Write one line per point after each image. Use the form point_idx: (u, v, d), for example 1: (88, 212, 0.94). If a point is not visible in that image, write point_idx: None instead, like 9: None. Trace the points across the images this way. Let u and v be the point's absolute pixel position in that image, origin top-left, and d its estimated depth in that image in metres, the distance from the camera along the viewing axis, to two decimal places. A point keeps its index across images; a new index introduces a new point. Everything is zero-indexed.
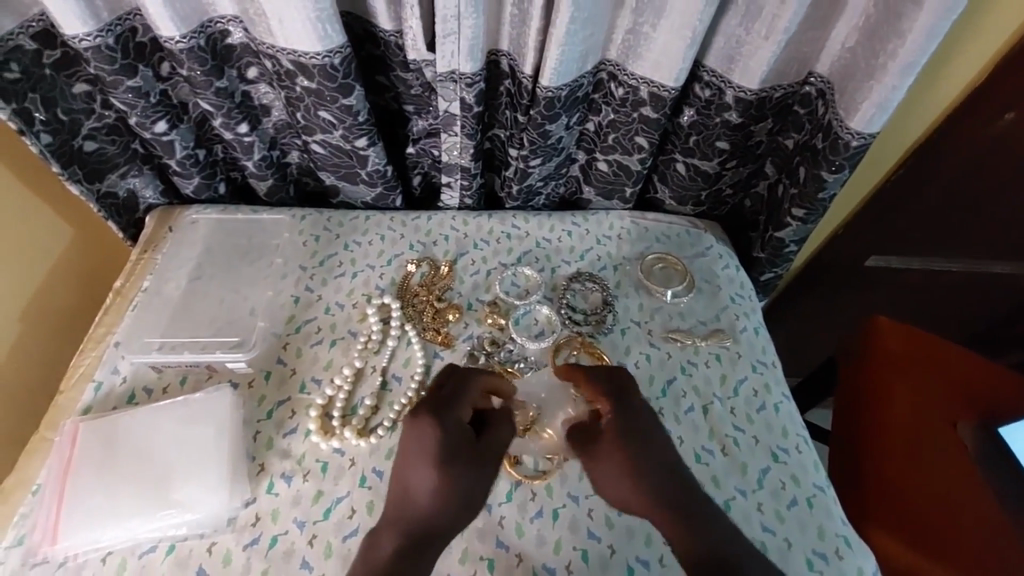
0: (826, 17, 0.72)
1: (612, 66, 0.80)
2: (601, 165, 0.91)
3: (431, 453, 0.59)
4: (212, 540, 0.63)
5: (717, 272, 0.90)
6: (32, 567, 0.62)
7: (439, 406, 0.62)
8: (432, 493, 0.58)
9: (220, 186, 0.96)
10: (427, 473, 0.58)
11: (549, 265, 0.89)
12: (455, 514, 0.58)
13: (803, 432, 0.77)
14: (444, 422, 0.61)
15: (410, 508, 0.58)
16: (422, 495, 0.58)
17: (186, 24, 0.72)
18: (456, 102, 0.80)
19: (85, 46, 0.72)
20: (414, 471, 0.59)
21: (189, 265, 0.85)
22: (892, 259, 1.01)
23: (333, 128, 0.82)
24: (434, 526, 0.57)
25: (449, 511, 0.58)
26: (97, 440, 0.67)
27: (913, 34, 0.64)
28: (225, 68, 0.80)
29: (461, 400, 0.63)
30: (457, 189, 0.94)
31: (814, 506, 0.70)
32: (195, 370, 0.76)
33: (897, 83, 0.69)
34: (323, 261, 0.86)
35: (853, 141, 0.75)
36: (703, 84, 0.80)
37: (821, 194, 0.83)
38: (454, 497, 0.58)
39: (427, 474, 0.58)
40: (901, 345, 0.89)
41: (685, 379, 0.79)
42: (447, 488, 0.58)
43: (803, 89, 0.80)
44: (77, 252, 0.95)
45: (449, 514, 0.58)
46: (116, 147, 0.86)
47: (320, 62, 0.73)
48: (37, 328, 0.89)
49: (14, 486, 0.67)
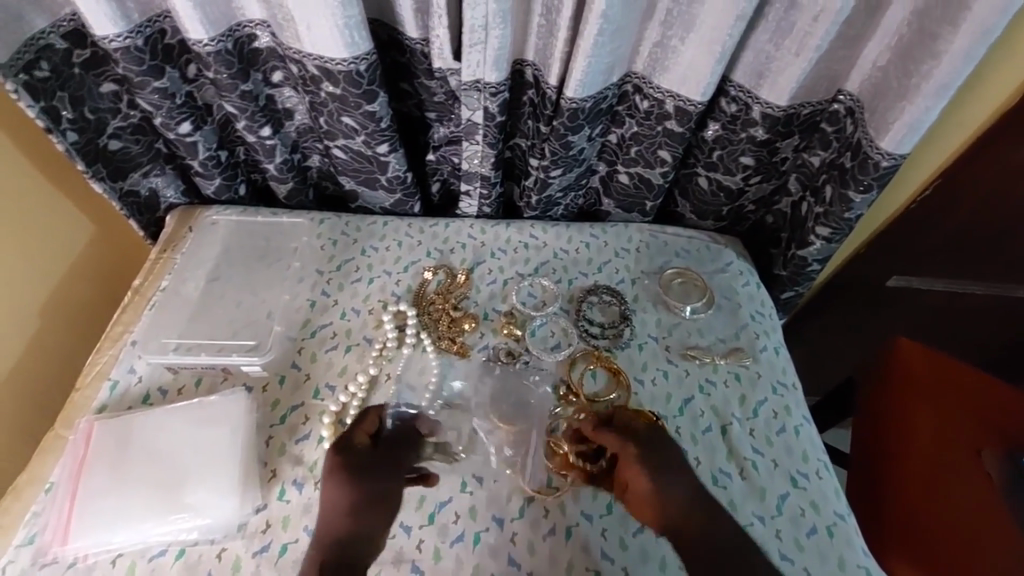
0: (859, 36, 0.71)
1: (637, 79, 0.79)
2: (622, 177, 0.91)
3: (338, 473, 0.62)
4: (223, 546, 0.63)
5: (737, 289, 0.89)
6: (41, 567, 0.62)
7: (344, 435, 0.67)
8: (344, 507, 0.60)
9: (240, 187, 0.96)
10: (342, 488, 0.61)
11: (566, 277, 0.88)
12: (380, 515, 0.62)
13: (824, 457, 0.75)
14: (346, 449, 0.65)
15: (332, 520, 0.60)
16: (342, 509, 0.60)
17: (216, 27, 0.73)
18: (480, 111, 0.79)
19: (115, 46, 0.73)
20: (329, 495, 0.61)
21: (208, 266, 0.86)
22: (915, 280, 0.99)
23: (355, 133, 0.82)
24: (360, 530, 0.60)
25: (367, 514, 0.61)
26: (110, 439, 0.67)
27: (948, 56, 0.63)
28: (251, 72, 0.80)
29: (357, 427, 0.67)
30: (476, 198, 0.94)
31: (834, 534, 0.68)
32: (211, 371, 0.76)
33: (931, 104, 0.67)
34: (339, 265, 0.86)
35: (883, 161, 0.74)
36: (730, 99, 0.79)
37: (848, 214, 0.82)
38: (368, 502, 0.61)
39: (342, 493, 0.61)
40: (927, 371, 0.86)
41: (703, 399, 0.78)
42: (356, 496, 0.61)
43: (831, 107, 0.79)
44: (97, 248, 0.96)
45: (369, 517, 0.61)
46: (140, 146, 0.87)
47: (346, 68, 0.73)
48: (56, 324, 0.90)
49: (27, 484, 0.67)
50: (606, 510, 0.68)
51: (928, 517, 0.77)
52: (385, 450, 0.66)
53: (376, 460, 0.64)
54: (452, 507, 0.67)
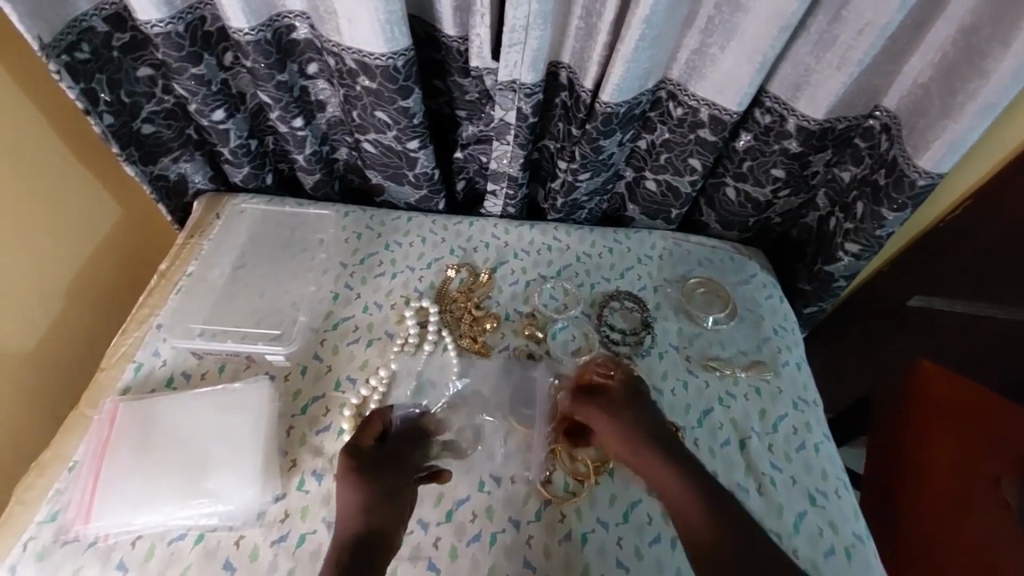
0: (902, 52, 0.70)
1: (672, 85, 0.79)
2: (649, 183, 0.90)
3: (350, 475, 0.60)
4: (241, 533, 0.63)
5: (760, 302, 0.88)
6: (62, 545, 0.62)
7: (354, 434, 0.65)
8: (359, 509, 0.58)
9: (268, 177, 0.96)
10: (354, 489, 0.59)
11: (589, 281, 0.88)
12: (392, 519, 0.59)
13: (843, 476, 0.75)
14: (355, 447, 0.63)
15: (346, 522, 0.57)
16: (353, 509, 0.58)
17: (256, 16, 0.73)
18: (513, 111, 0.79)
19: (156, 32, 0.73)
20: (344, 497, 0.59)
21: (235, 253, 0.86)
22: (938, 300, 0.98)
23: (387, 128, 0.82)
24: (374, 533, 0.57)
25: (379, 517, 0.58)
26: (134, 421, 0.68)
27: (996, 76, 0.62)
28: (287, 63, 0.81)
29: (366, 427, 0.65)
30: (501, 198, 0.94)
31: (852, 556, 0.67)
32: (234, 359, 0.76)
33: (975, 124, 0.67)
34: (363, 259, 0.86)
35: (919, 180, 0.73)
36: (764, 110, 0.78)
37: (879, 231, 0.81)
38: (381, 504, 0.59)
39: (356, 496, 0.58)
40: (950, 395, 0.83)
41: (722, 411, 0.77)
42: (371, 498, 0.58)
43: (866, 122, 0.78)
44: (124, 230, 0.96)
45: (381, 520, 0.58)
46: (172, 131, 0.88)
47: (384, 63, 0.73)
48: (82, 304, 0.90)
49: (51, 460, 0.67)
50: (623, 518, 0.67)
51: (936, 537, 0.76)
52: (394, 449, 0.64)
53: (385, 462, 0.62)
54: (470, 506, 0.67)
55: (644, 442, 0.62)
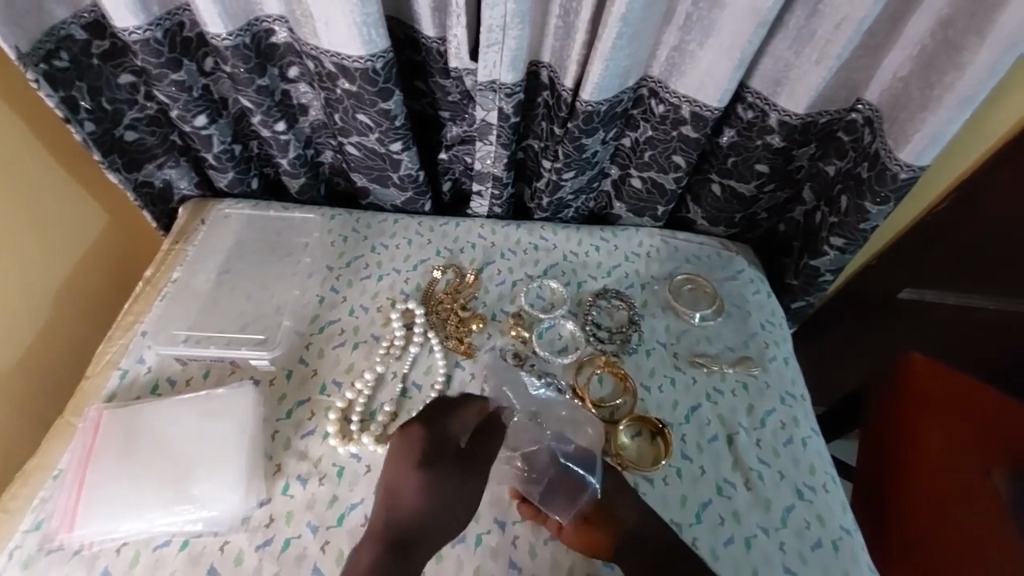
0: (880, 45, 0.70)
1: (653, 82, 0.79)
2: (634, 181, 0.90)
3: (418, 471, 0.63)
4: (226, 538, 0.63)
5: (747, 297, 0.88)
6: (47, 553, 0.62)
7: (429, 419, 0.66)
8: (419, 505, 0.62)
9: (253, 181, 0.97)
10: (416, 489, 0.62)
11: (575, 279, 0.88)
12: (448, 518, 0.62)
13: (831, 470, 0.74)
14: (432, 440, 0.65)
15: (399, 513, 0.62)
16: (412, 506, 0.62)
17: (234, 22, 0.73)
18: (494, 111, 0.79)
19: (135, 39, 0.73)
20: (406, 487, 0.63)
21: (219, 258, 0.86)
22: (927, 293, 0.97)
23: (369, 131, 0.82)
24: (423, 529, 0.61)
25: (436, 515, 0.62)
26: (118, 428, 0.68)
27: (974, 67, 0.62)
28: (268, 67, 0.81)
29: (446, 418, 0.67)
30: (487, 198, 0.94)
31: (839, 549, 0.67)
32: (219, 364, 0.76)
33: (953, 116, 0.66)
34: (349, 261, 0.86)
35: (901, 173, 0.73)
36: (746, 106, 0.78)
37: (864, 225, 0.81)
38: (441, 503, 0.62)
39: (418, 493, 0.62)
40: (938, 386, 0.83)
41: (709, 407, 0.77)
42: (433, 498, 0.62)
43: (848, 116, 0.78)
44: (110, 236, 0.96)
45: (435, 521, 0.62)
46: (155, 137, 0.88)
47: (363, 65, 0.73)
48: (69, 311, 0.90)
49: (35, 469, 0.68)
50: None
51: (923, 528, 0.75)
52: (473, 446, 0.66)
53: (459, 462, 0.65)
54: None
55: (622, 504, 0.65)
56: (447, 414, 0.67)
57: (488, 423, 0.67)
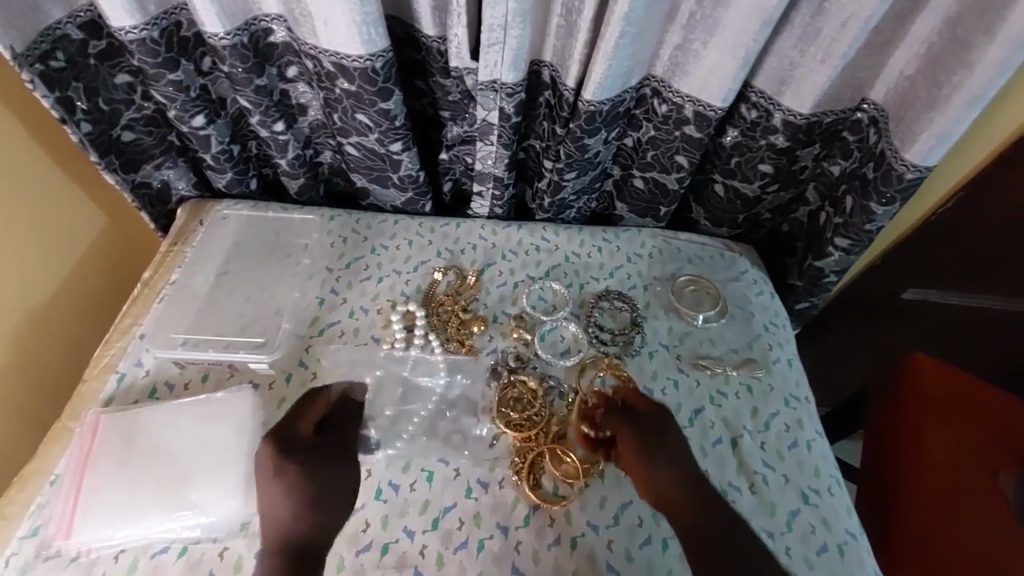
0: (887, 44, 0.69)
1: (656, 82, 0.78)
2: (636, 181, 0.89)
3: (288, 472, 0.60)
4: (225, 545, 0.63)
5: (750, 298, 0.87)
6: (44, 560, 0.61)
7: (281, 426, 0.64)
8: (297, 508, 0.58)
9: (252, 182, 0.96)
10: (294, 490, 0.59)
11: (577, 281, 0.87)
12: (334, 515, 0.61)
13: (836, 473, 0.74)
14: (290, 444, 0.62)
15: (289, 527, 0.58)
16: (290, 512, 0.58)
17: (232, 21, 0.72)
18: (495, 111, 0.78)
19: (131, 38, 0.72)
20: (283, 495, 0.59)
21: (218, 260, 0.85)
22: (931, 293, 0.97)
23: (369, 131, 0.81)
24: (316, 529, 0.59)
25: (322, 510, 0.60)
26: (115, 434, 0.67)
27: (982, 66, 0.61)
28: (266, 66, 0.80)
29: (297, 419, 0.65)
30: (488, 199, 0.93)
31: (845, 554, 0.66)
32: (217, 368, 0.76)
33: (961, 116, 0.66)
34: (349, 263, 0.86)
35: (907, 173, 0.72)
36: (750, 105, 0.77)
37: (869, 225, 0.80)
38: (323, 498, 0.60)
39: (298, 494, 0.59)
40: (944, 388, 0.82)
41: (713, 410, 0.76)
42: (312, 495, 0.60)
43: (854, 116, 0.77)
44: (108, 238, 0.96)
45: (324, 515, 0.60)
46: (153, 138, 0.87)
47: (362, 65, 0.72)
48: (66, 313, 0.90)
49: (32, 474, 0.67)
50: (613, 520, 0.67)
51: (926, 531, 0.74)
52: (330, 437, 0.65)
53: (320, 453, 0.63)
54: (366, 515, 0.66)
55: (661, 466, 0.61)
56: (299, 416, 0.65)
57: (341, 413, 0.67)
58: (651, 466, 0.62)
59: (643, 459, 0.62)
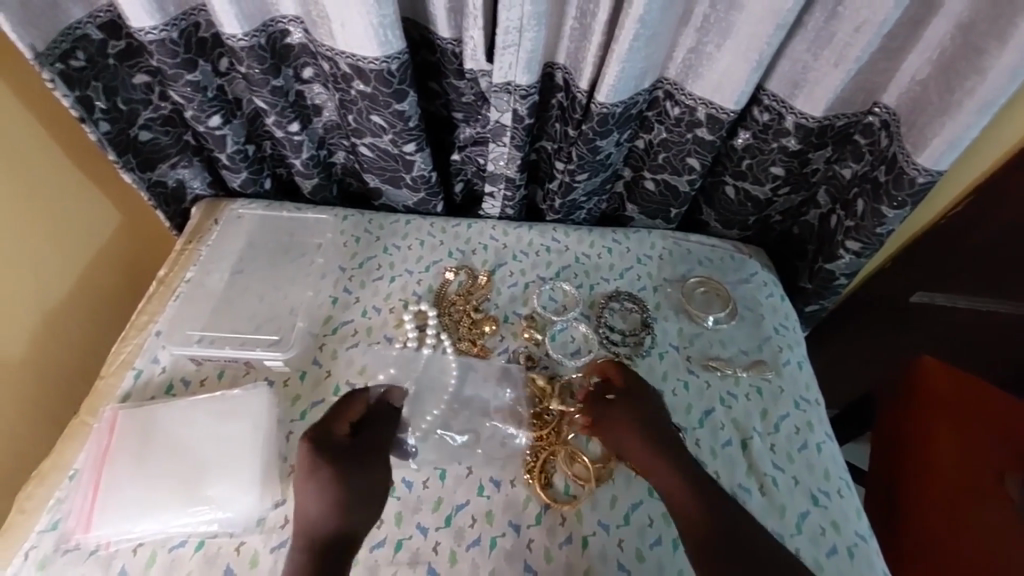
0: (901, 48, 0.69)
1: (669, 85, 0.78)
2: (647, 183, 0.90)
3: (321, 471, 0.61)
4: (241, 539, 0.63)
5: (760, 300, 0.88)
6: (64, 553, 0.62)
7: (322, 425, 0.65)
8: (330, 507, 0.59)
9: (266, 181, 0.97)
10: (327, 488, 0.60)
11: (588, 282, 0.87)
12: (366, 513, 0.61)
13: (846, 475, 0.74)
14: (328, 445, 0.63)
15: (319, 526, 0.59)
16: (322, 510, 0.59)
17: (250, 22, 0.73)
18: (508, 113, 0.79)
19: (150, 39, 0.73)
20: (316, 494, 0.60)
21: (232, 258, 0.86)
22: (939, 296, 0.97)
23: (383, 132, 0.82)
24: (350, 527, 0.60)
25: (358, 510, 0.61)
26: (133, 429, 0.68)
27: (995, 72, 0.62)
28: (282, 67, 0.80)
29: (337, 420, 0.66)
30: (499, 199, 0.93)
31: (855, 556, 0.67)
32: (233, 365, 0.77)
33: (972, 121, 0.66)
34: (362, 262, 0.86)
35: (919, 177, 0.73)
36: (762, 108, 0.77)
37: (880, 229, 0.80)
38: (358, 497, 0.61)
39: (330, 494, 0.59)
40: (953, 392, 0.82)
41: (723, 411, 0.77)
42: (344, 495, 0.60)
43: (866, 119, 0.77)
44: (123, 236, 0.97)
45: (355, 514, 0.60)
46: (169, 137, 0.88)
47: (378, 66, 0.72)
48: (82, 310, 0.91)
49: (52, 469, 0.68)
50: (623, 520, 0.67)
51: (938, 535, 0.74)
52: (365, 440, 0.65)
53: (353, 454, 0.63)
54: None
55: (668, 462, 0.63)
56: (337, 416, 0.66)
57: (376, 415, 0.68)
58: (660, 462, 0.63)
59: (651, 453, 0.63)
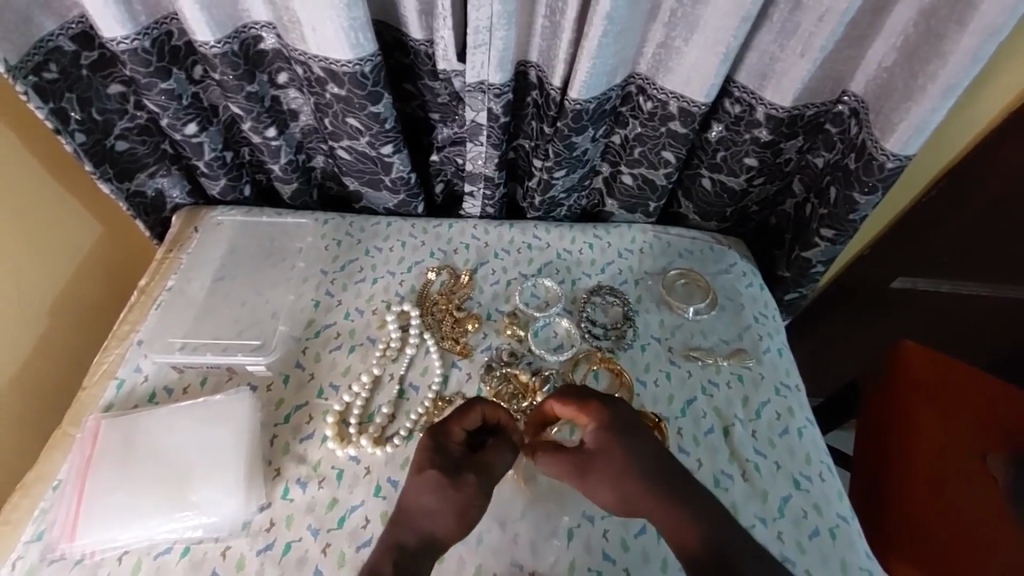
0: (863, 37, 0.71)
1: (641, 80, 0.79)
2: (625, 178, 0.91)
3: (428, 472, 0.60)
4: (227, 544, 0.63)
5: (740, 290, 0.89)
6: (49, 563, 0.62)
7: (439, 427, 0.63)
8: (437, 512, 0.58)
9: (246, 188, 0.97)
10: (428, 492, 0.59)
11: (570, 278, 0.88)
12: (455, 529, 0.59)
13: (827, 458, 0.75)
14: (440, 446, 0.62)
15: (409, 527, 0.59)
16: (422, 509, 0.59)
17: (221, 29, 0.73)
18: (483, 112, 0.79)
19: (122, 48, 0.73)
20: (411, 491, 0.60)
21: (214, 265, 0.86)
22: (921, 281, 0.98)
23: (359, 135, 0.82)
24: (439, 537, 0.59)
25: (455, 525, 0.59)
26: (117, 437, 0.68)
27: (956, 56, 0.63)
28: (256, 73, 0.81)
29: (451, 425, 0.63)
30: (479, 199, 0.94)
31: (837, 537, 0.68)
32: (216, 371, 0.77)
33: (937, 105, 0.67)
34: (344, 266, 0.87)
35: (887, 162, 0.74)
36: (734, 100, 0.79)
37: (853, 215, 0.82)
38: (457, 515, 0.59)
39: (432, 499, 0.59)
40: (930, 373, 0.83)
41: (705, 400, 0.78)
42: (449, 503, 0.59)
43: (834, 108, 0.78)
44: (104, 248, 0.97)
45: (448, 524, 0.59)
46: (146, 147, 0.88)
47: (351, 70, 0.73)
48: (63, 322, 0.90)
49: (34, 481, 0.68)
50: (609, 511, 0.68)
51: (923, 527, 0.74)
52: (484, 455, 0.62)
53: (466, 467, 0.61)
54: (364, 511, 0.66)
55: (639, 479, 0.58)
56: (453, 422, 0.63)
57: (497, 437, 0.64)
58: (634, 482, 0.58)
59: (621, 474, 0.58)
